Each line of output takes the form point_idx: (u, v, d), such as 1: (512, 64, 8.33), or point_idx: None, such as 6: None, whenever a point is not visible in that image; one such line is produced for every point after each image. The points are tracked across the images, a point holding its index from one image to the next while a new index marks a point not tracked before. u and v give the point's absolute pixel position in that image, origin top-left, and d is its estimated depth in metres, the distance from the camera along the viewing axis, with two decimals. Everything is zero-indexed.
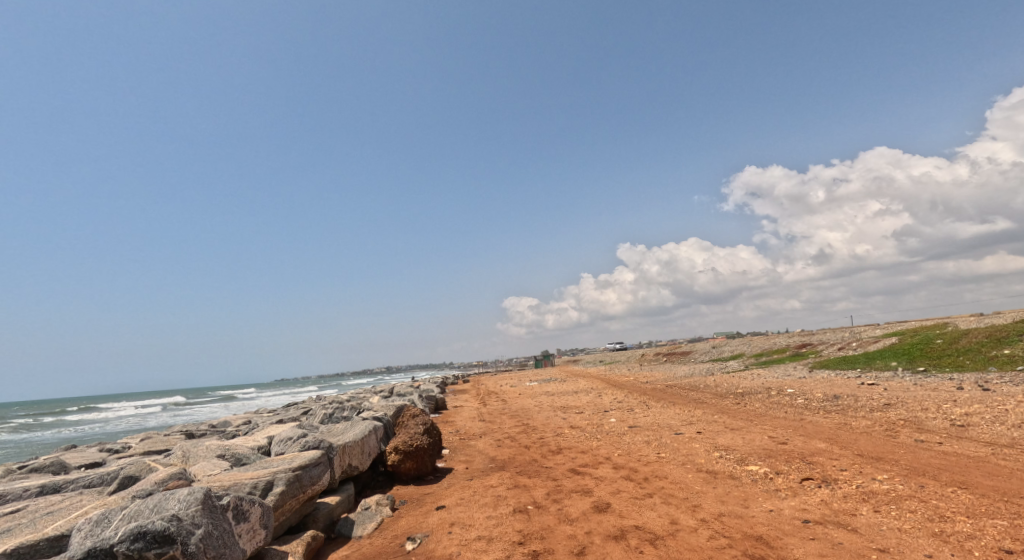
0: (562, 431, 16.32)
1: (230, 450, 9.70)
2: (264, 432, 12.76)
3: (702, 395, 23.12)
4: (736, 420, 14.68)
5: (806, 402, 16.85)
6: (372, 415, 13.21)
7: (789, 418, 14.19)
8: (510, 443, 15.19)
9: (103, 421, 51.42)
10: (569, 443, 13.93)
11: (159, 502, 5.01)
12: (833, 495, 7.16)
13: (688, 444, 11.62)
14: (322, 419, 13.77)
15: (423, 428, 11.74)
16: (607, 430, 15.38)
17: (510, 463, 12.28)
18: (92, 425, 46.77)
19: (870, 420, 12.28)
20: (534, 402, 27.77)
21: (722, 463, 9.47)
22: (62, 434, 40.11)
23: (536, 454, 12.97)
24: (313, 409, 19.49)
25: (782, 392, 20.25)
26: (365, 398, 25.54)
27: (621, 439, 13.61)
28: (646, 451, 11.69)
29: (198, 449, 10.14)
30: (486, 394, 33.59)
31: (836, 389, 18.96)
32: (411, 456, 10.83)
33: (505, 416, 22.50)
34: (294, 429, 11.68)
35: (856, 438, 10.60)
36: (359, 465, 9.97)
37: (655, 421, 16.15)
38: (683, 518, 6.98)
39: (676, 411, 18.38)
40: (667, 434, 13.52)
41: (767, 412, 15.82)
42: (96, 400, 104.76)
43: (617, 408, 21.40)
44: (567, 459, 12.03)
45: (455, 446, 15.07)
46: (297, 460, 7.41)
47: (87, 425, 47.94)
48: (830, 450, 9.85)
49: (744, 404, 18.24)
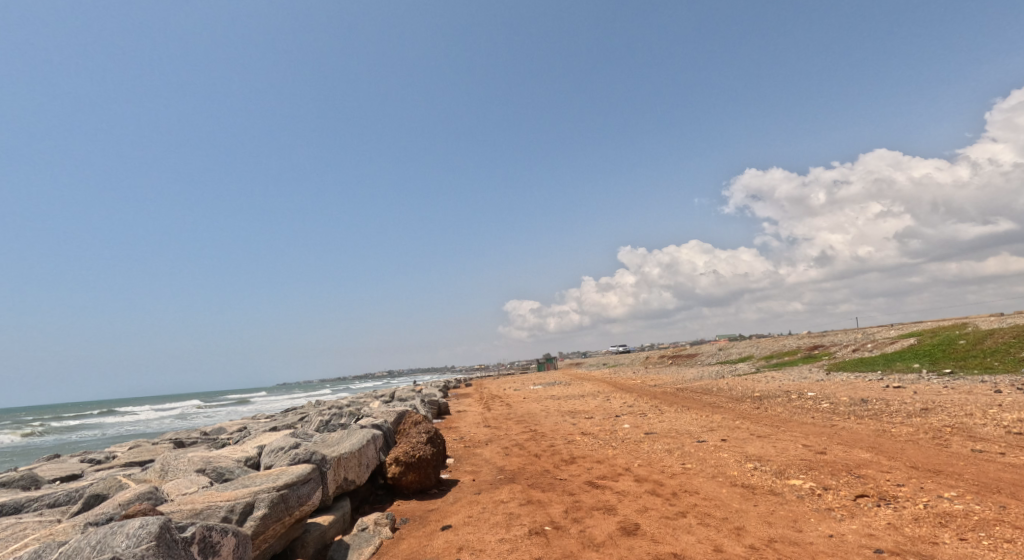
0: (573, 438, 15.35)
1: (213, 462, 8.75)
2: (255, 441, 11.84)
3: (717, 399, 22.12)
4: (761, 426, 13.72)
5: (832, 406, 15.85)
6: (370, 422, 12.28)
7: (818, 424, 13.25)
8: (519, 451, 14.25)
9: (100, 426, 50.65)
10: (583, 452, 12.97)
11: (104, 537, 4.10)
12: (901, 517, 6.22)
13: (716, 454, 10.64)
14: (318, 426, 12.84)
15: (425, 437, 10.82)
16: (622, 437, 14.42)
17: (520, 475, 11.33)
18: (92, 430, 46.04)
19: (911, 426, 11.32)
20: (540, 406, 26.78)
21: (758, 477, 8.52)
22: (61, 440, 39.43)
23: (547, 464, 12.01)
24: (310, 415, 18.54)
25: (803, 396, 19.30)
26: (365, 403, 24.57)
27: (638, 447, 12.62)
28: (669, 460, 10.75)
29: (179, 461, 9.19)
30: (490, 399, 32.59)
31: (861, 393, 17.97)
32: (412, 468, 9.89)
33: (511, 421, 21.55)
34: (286, 438, 10.74)
35: (902, 448, 9.64)
36: (356, 479, 9.02)
37: (672, 427, 15.22)
38: (729, 544, 6.06)
39: (692, 416, 17.43)
40: (688, 441, 12.59)
41: (792, 417, 14.85)
42: (97, 404, 104.10)
43: (629, 413, 20.43)
44: (582, 470, 11.07)
45: (460, 455, 14.13)
46: (284, 477, 6.43)
47: (86, 429, 47.18)
48: (877, 461, 8.88)
49: (764, 409, 17.24)
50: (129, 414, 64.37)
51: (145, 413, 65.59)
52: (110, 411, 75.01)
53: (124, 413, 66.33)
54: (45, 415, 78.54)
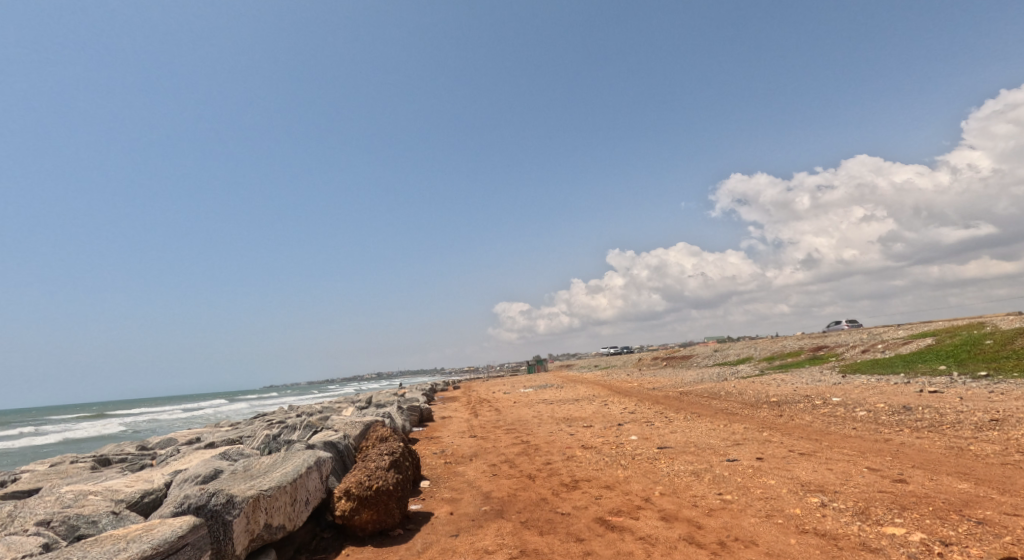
0: (572, 453, 12.97)
1: (78, 506, 6.22)
2: (173, 466, 9.35)
3: (728, 405, 19.85)
4: (796, 440, 11.54)
5: (871, 415, 13.64)
6: (323, 439, 9.88)
7: (867, 437, 11.10)
8: (508, 469, 11.92)
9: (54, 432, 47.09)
10: (587, 473, 10.65)
11: None
12: None
13: (759, 480, 8.35)
14: (262, 442, 10.37)
15: (388, 461, 8.44)
16: (631, 453, 12.09)
17: (510, 507, 8.93)
18: (64, 434, 43.48)
19: (995, 444, 9.13)
20: (532, 412, 24.38)
21: (834, 521, 6.23)
22: (27, 445, 36.88)
23: (544, 491, 9.70)
24: (266, 426, 15.94)
25: (828, 402, 17.13)
26: (339, 409, 22.03)
27: (655, 468, 10.30)
28: (698, 487, 8.51)
29: (44, 500, 6.73)
30: (477, 403, 30.05)
31: (897, 399, 15.87)
32: (368, 504, 7.52)
33: (500, 430, 19.15)
34: (205, 464, 8.24)
35: (1005, 475, 7.43)
36: (287, 523, 6.62)
37: (688, 440, 13.00)
38: None
39: (707, 425, 15.21)
40: (715, 459, 10.36)
41: (828, 428, 12.66)
42: (75, 408, 100.36)
43: (632, 421, 18.10)
44: (588, 500, 8.77)
45: (437, 475, 11.71)
46: (127, 553, 4.09)
47: (35, 436, 43.40)
48: (985, 495, 6.67)
49: (789, 417, 15.01)
50: (100, 418, 61.10)
51: (124, 416, 62.79)
52: (86, 415, 71.92)
53: (103, 417, 63.60)
54: (22, 420, 75.41)
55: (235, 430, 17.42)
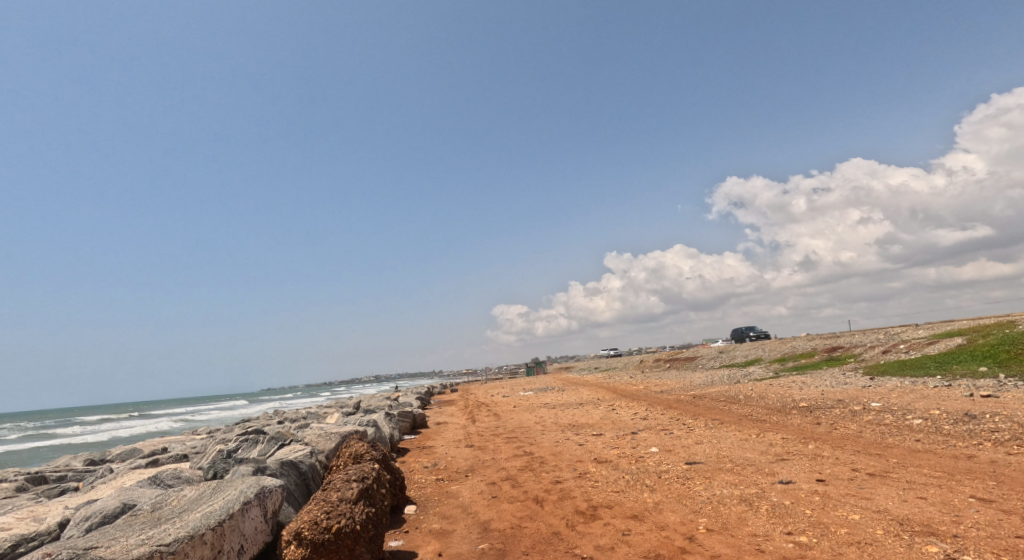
0: (585, 469, 11.09)
1: None
2: (91, 494, 7.41)
3: (751, 410, 17.93)
4: (854, 456, 9.62)
5: (930, 424, 11.71)
6: (281, 458, 7.95)
7: (946, 453, 9.14)
8: (510, 490, 10.00)
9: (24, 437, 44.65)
10: (607, 498, 8.73)
11: None
12: None
13: (837, 515, 6.43)
14: (210, 462, 8.43)
15: (356, 490, 6.49)
16: (655, 470, 10.19)
17: (515, 546, 6.97)
18: (51, 438, 41.67)
19: None
20: (534, 417, 22.50)
21: None
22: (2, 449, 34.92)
23: (556, 522, 7.80)
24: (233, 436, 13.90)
25: (868, 408, 15.23)
26: (323, 416, 20.06)
27: (690, 492, 8.39)
28: (758, 524, 6.56)
29: None
30: (475, 408, 28.12)
31: (952, 405, 13.92)
32: (324, 551, 5.61)
33: (500, 439, 17.24)
34: (120, 495, 6.33)
35: None
36: None
37: (721, 453, 11.08)
38: None
39: (736, 435, 13.31)
40: (765, 481, 8.46)
41: (888, 440, 10.74)
42: (61, 412, 97.90)
43: (647, 429, 16.18)
44: (614, 538, 6.87)
45: (426, 498, 9.75)
46: None
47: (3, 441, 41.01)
48: None
49: (831, 426, 13.09)
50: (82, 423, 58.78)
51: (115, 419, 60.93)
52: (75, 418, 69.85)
53: (95, 420, 61.83)
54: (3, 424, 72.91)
55: (203, 440, 15.41)
